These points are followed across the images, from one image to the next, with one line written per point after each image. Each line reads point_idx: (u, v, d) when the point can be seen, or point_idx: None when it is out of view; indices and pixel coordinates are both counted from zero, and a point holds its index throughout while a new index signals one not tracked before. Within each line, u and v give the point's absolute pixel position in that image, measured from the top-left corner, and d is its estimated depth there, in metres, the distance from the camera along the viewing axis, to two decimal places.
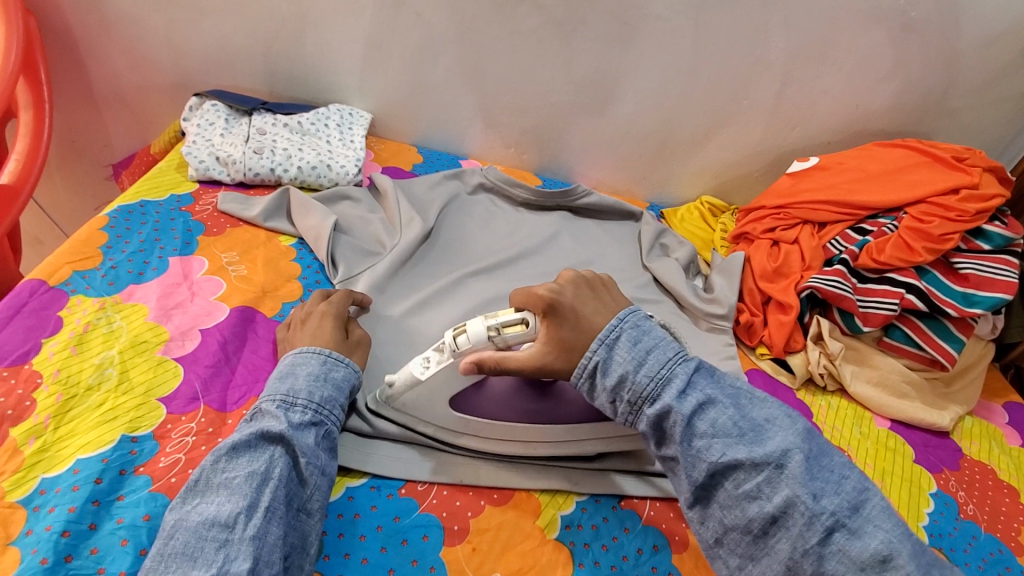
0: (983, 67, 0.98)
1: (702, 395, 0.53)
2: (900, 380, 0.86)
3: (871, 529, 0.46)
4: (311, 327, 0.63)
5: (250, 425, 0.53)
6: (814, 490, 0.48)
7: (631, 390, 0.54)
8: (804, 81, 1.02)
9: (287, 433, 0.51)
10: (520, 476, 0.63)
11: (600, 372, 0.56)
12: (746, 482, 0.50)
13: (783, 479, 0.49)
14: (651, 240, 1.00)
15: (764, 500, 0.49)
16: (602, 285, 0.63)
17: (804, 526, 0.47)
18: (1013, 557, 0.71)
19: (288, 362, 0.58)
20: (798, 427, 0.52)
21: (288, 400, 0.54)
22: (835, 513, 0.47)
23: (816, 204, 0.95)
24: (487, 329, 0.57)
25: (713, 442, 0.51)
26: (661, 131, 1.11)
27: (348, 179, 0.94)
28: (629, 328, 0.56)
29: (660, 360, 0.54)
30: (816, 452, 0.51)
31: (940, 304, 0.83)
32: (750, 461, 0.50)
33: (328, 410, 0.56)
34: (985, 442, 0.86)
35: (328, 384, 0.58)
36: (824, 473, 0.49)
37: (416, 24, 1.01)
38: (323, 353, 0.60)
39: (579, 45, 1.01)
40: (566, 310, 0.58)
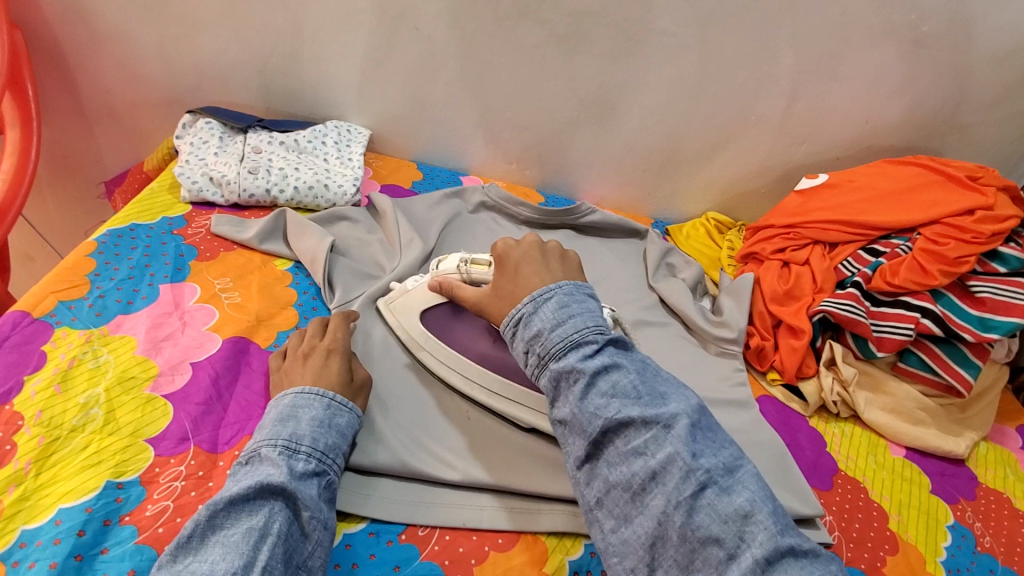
0: (995, 83, 0.96)
1: (608, 359, 0.53)
2: (914, 407, 0.83)
3: (738, 489, 0.47)
4: (316, 363, 0.62)
5: (250, 473, 0.51)
6: (694, 450, 0.48)
7: (542, 345, 0.55)
8: (812, 97, 1.00)
9: (289, 484, 0.49)
10: (526, 517, 0.60)
11: (523, 325, 0.57)
12: (635, 438, 0.50)
13: (668, 437, 0.49)
14: (657, 260, 0.98)
15: (649, 456, 0.48)
16: (556, 253, 0.66)
17: (679, 480, 0.46)
18: None
19: (290, 404, 0.56)
20: (693, 401, 0.53)
21: (291, 446, 0.52)
22: (709, 471, 0.47)
23: (827, 224, 0.92)
24: (459, 261, 0.70)
25: (611, 400, 0.51)
26: (665, 147, 1.08)
27: (345, 199, 0.91)
28: (560, 293, 0.57)
29: (578, 324, 0.55)
30: (703, 423, 0.51)
31: (957, 329, 0.80)
32: (642, 418, 0.50)
33: (331, 459, 0.54)
34: (1001, 469, 0.84)
35: (332, 430, 0.56)
36: (706, 440, 0.50)
37: (416, 39, 0.99)
38: (328, 397, 0.58)
39: (582, 61, 0.98)
40: (510, 262, 0.64)
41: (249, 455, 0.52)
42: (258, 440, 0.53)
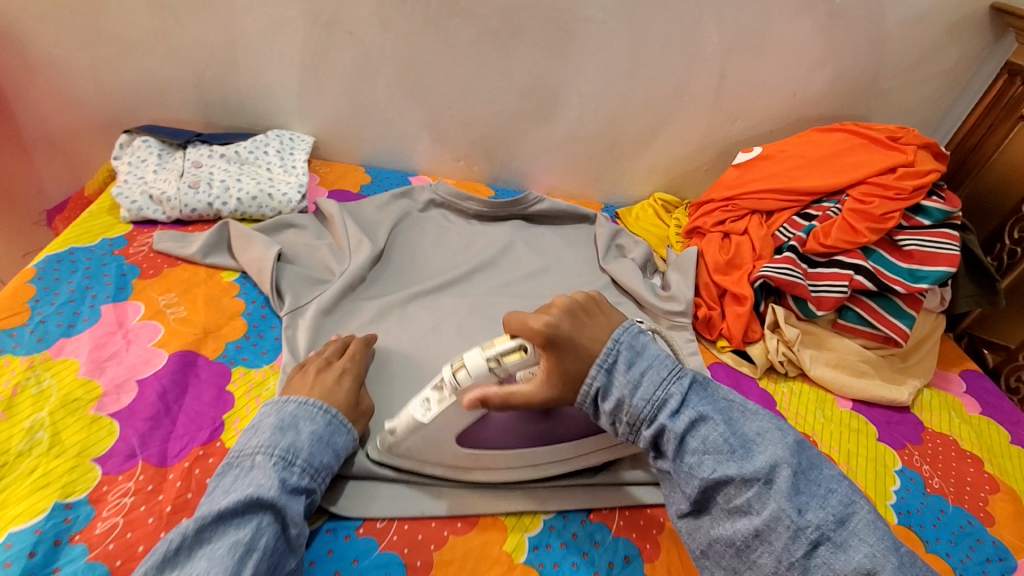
0: (911, 47, 1.00)
1: (694, 413, 0.54)
2: (857, 359, 0.87)
3: (854, 543, 0.48)
4: (327, 380, 0.62)
5: (242, 479, 0.51)
6: (800, 505, 0.49)
7: (627, 411, 0.56)
8: (740, 74, 1.03)
9: (279, 498, 0.50)
10: (485, 500, 0.62)
11: (601, 396, 0.57)
12: (737, 496, 0.51)
13: (770, 494, 0.50)
14: (606, 242, 1.00)
15: (754, 515, 0.50)
16: (592, 305, 0.60)
17: (789, 540, 0.48)
18: (984, 527, 0.72)
19: (292, 412, 0.58)
20: (789, 441, 0.53)
21: (286, 458, 0.53)
22: (820, 527, 0.49)
23: (762, 193, 0.96)
24: (485, 359, 0.55)
25: (704, 458, 0.53)
26: (608, 133, 1.11)
27: (291, 206, 0.91)
28: (626, 347, 0.57)
29: (655, 381, 0.55)
30: (803, 467, 0.52)
31: (888, 282, 0.84)
32: (740, 477, 0.51)
33: (321, 477, 0.55)
34: (945, 413, 0.88)
35: (328, 448, 0.57)
36: (809, 487, 0.51)
37: (350, 43, 0.99)
38: (331, 414, 0.59)
39: (517, 53, 1.00)
40: (563, 341, 0.56)
41: (244, 458, 0.53)
42: (256, 444, 0.54)
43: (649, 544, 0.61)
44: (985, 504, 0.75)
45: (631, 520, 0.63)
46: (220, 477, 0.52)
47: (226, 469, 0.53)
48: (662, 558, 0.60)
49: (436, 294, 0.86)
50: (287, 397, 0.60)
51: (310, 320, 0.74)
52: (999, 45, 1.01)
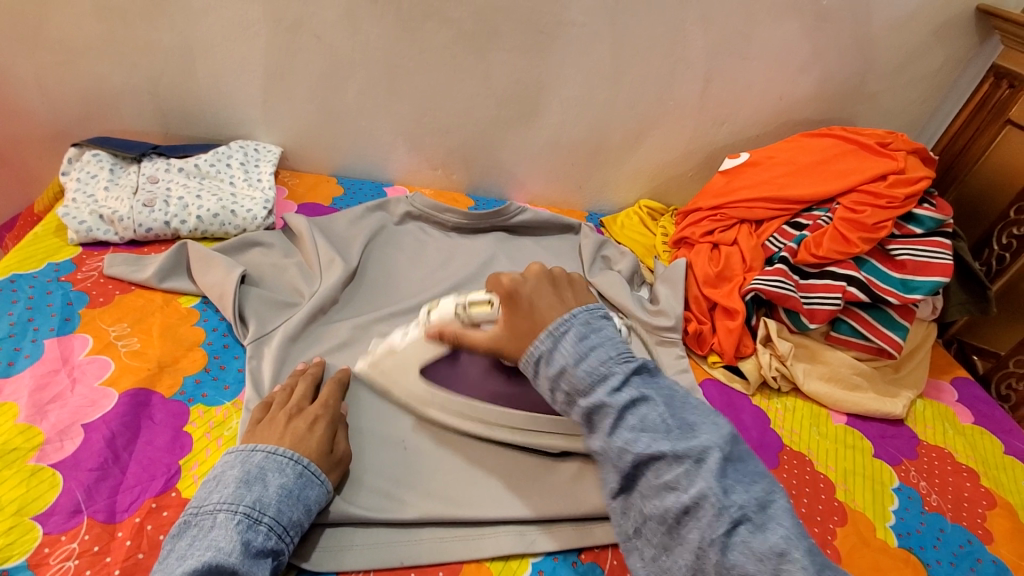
0: (897, 49, 0.98)
1: (635, 391, 0.52)
2: (850, 372, 0.85)
3: (773, 526, 0.46)
4: (299, 428, 0.57)
5: (200, 540, 0.46)
6: (726, 485, 0.47)
7: (568, 381, 0.53)
8: (726, 78, 1.00)
9: (241, 565, 0.45)
10: (469, 543, 0.57)
11: (544, 362, 0.54)
12: (667, 472, 0.49)
13: (700, 473, 0.48)
14: (591, 253, 0.96)
15: (681, 491, 0.48)
16: (565, 280, 0.63)
17: (713, 517, 0.46)
18: (983, 546, 0.70)
19: (259, 463, 0.52)
20: (726, 431, 0.51)
21: (251, 516, 0.48)
22: (743, 507, 0.46)
23: (751, 202, 0.93)
24: (454, 305, 0.66)
25: (641, 435, 0.50)
26: (590, 139, 1.07)
27: (257, 223, 0.86)
28: (579, 324, 0.55)
29: (601, 357, 0.53)
30: (735, 454, 0.50)
31: (881, 293, 0.81)
32: (673, 453, 0.49)
33: (290, 536, 0.50)
34: (938, 424, 0.86)
35: (300, 503, 0.51)
36: (739, 473, 0.49)
37: (318, 48, 0.94)
38: (303, 464, 0.54)
39: (495, 57, 0.96)
40: (522, 299, 0.59)
41: (204, 515, 0.48)
42: (218, 500, 0.49)
43: None
44: (983, 520, 0.73)
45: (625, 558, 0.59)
46: (176, 537, 0.48)
47: (184, 526, 0.48)
48: None
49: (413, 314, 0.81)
50: (254, 444, 0.54)
51: (278, 349, 0.69)
52: (984, 48, 0.99)
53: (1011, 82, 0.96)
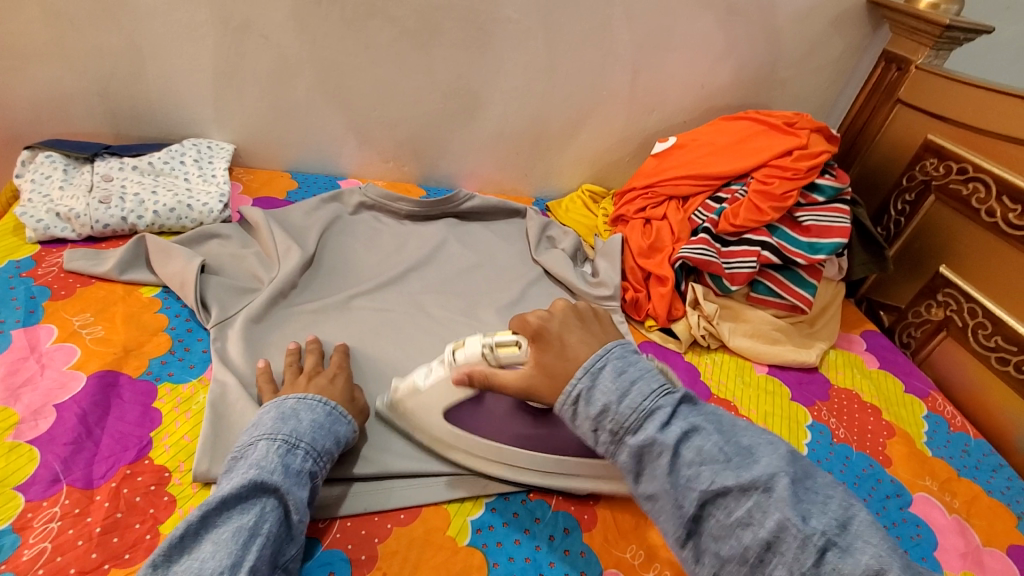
0: (802, 39, 1.09)
1: (685, 423, 0.53)
2: (770, 328, 0.95)
3: (860, 545, 0.46)
4: (320, 382, 0.65)
5: (243, 464, 0.53)
6: (802, 511, 0.47)
7: (613, 419, 0.54)
8: (652, 68, 1.09)
9: (282, 481, 0.52)
10: (427, 491, 0.64)
11: (583, 401, 0.56)
12: (737, 507, 0.49)
13: (771, 502, 0.48)
14: (537, 234, 1.03)
15: (757, 525, 0.48)
16: (591, 315, 0.66)
17: (798, 549, 0.46)
18: (883, 468, 0.80)
19: (292, 405, 0.60)
20: (783, 450, 0.52)
21: (290, 442, 0.55)
22: (825, 532, 0.46)
23: (678, 180, 1.03)
24: (482, 345, 0.63)
25: (701, 469, 0.51)
26: (533, 128, 1.14)
27: (213, 217, 0.89)
28: (613, 358, 0.57)
29: (644, 390, 0.55)
30: (801, 475, 0.51)
31: (791, 255, 0.91)
32: (738, 486, 0.49)
33: (323, 461, 0.57)
34: (848, 370, 0.97)
35: (330, 434, 0.59)
36: (810, 494, 0.49)
37: (265, 47, 0.98)
38: (331, 406, 0.62)
39: (437, 53, 1.02)
40: (551, 336, 0.62)
41: (247, 447, 0.55)
42: (259, 433, 0.56)
43: (586, 515, 0.65)
44: (884, 448, 0.83)
45: (570, 495, 0.67)
46: (223, 470, 0.54)
47: (229, 461, 0.55)
48: (600, 526, 0.64)
49: (372, 295, 0.87)
50: (284, 395, 0.62)
51: (240, 329, 0.73)
52: (876, 36, 1.11)
53: (899, 65, 1.09)
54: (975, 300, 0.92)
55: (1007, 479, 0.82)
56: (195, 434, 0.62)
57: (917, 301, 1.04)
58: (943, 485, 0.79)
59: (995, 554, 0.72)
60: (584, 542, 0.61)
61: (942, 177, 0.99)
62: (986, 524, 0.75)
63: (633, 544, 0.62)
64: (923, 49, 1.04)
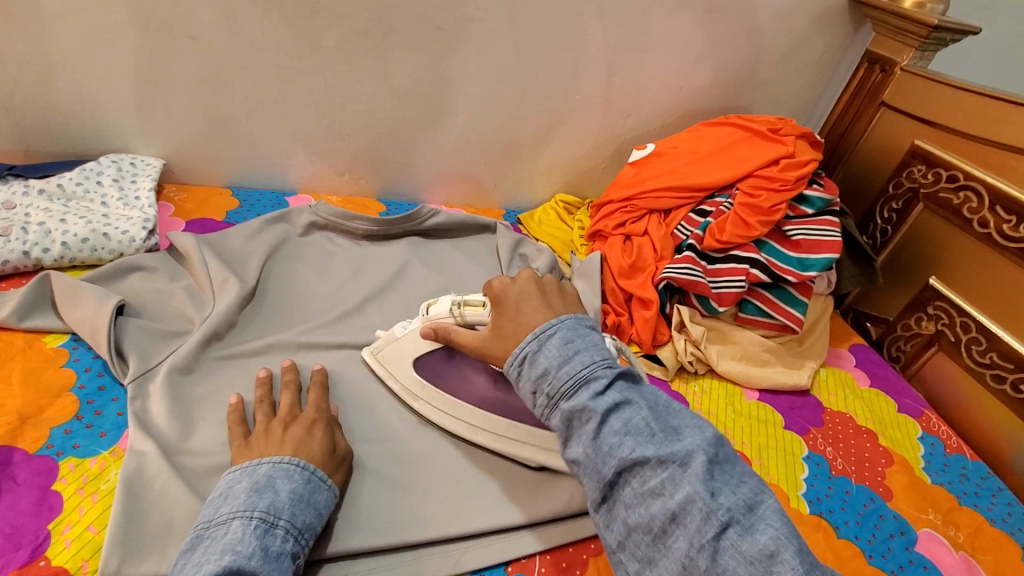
0: (783, 39, 1.03)
1: (619, 394, 0.49)
2: (759, 350, 0.89)
3: (762, 527, 0.42)
4: (298, 432, 0.57)
5: (215, 547, 0.45)
6: (712, 488, 0.44)
7: (551, 384, 0.50)
8: (627, 70, 1.01)
9: (261, 567, 0.44)
10: (388, 574, 0.55)
11: (529, 363, 0.52)
12: (651, 478, 0.45)
13: (685, 476, 0.44)
14: (509, 252, 0.95)
15: (666, 497, 0.44)
16: (554, 286, 0.62)
17: (701, 521, 0.42)
18: (885, 502, 0.75)
19: (266, 473, 0.52)
20: (710, 433, 0.48)
21: (267, 521, 0.47)
22: (730, 510, 0.43)
23: (659, 192, 0.96)
24: (451, 304, 0.66)
25: (624, 439, 0.46)
26: (501, 136, 1.05)
27: (136, 246, 0.78)
28: (563, 328, 0.53)
29: (584, 359, 0.51)
30: (720, 457, 0.47)
31: (781, 273, 0.85)
32: (657, 457, 0.45)
33: (304, 540, 0.50)
34: (840, 390, 0.92)
35: (311, 507, 0.51)
36: (725, 475, 0.46)
37: (195, 50, 0.86)
38: (310, 470, 0.54)
39: (393, 55, 0.92)
40: (508, 304, 0.59)
41: (218, 526, 0.47)
42: (231, 510, 0.48)
43: None
44: (883, 478, 0.78)
45: (552, 565, 0.59)
46: (189, 552, 0.45)
47: (196, 541, 0.46)
48: None
49: (325, 330, 0.77)
50: (256, 459, 0.53)
51: (166, 384, 0.63)
52: (858, 36, 1.07)
53: (882, 67, 1.04)
54: (967, 314, 0.88)
55: (1008, 505, 0.78)
56: (103, 523, 0.52)
57: (905, 314, 1.00)
58: (946, 518, 0.75)
59: None
60: None
61: (930, 185, 0.95)
62: (992, 559, 0.71)
63: None
64: (908, 50, 0.99)
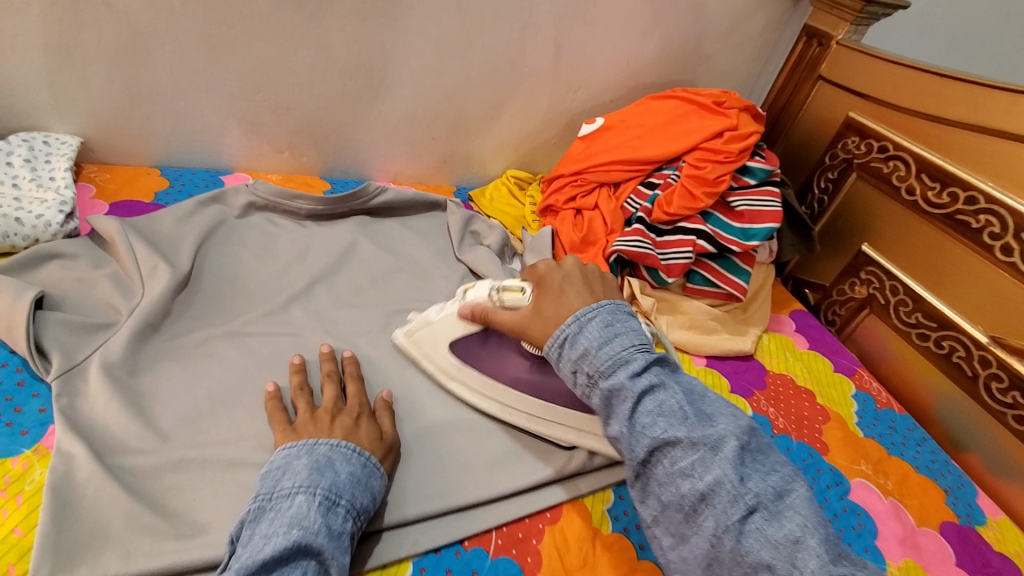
0: (726, 13, 1.05)
1: (654, 378, 0.51)
2: (706, 318, 0.92)
3: (790, 514, 0.45)
4: (346, 422, 0.58)
5: (282, 520, 0.46)
6: (742, 473, 0.46)
7: (591, 363, 0.53)
8: (575, 43, 1.00)
9: (326, 546, 0.46)
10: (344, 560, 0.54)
11: (569, 344, 0.55)
12: (682, 459, 0.48)
13: (715, 460, 0.47)
14: (460, 230, 0.93)
15: (696, 478, 0.47)
16: (598, 273, 0.63)
17: (728, 503, 0.45)
18: (822, 457, 0.80)
19: (326, 453, 0.53)
20: (744, 422, 0.50)
21: (330, 499, 0.49)
22: (759, 495, 0.45)
23: (608, 165, 0.96)
24: (490, 287, 0.68)
25: (657, 420, 0.49)
26: (449, 111, 1.03)
27: (51, 231, 0.72)
28: (605, 312, 0.56)
29: (624, 342, 0.53)
30: (752, 444, 0.49)
31: (725, 243, 0.88)
32: (688, 439, 0.48)
33: (361, 521, 0.51)
34: (781, 354, 0.96)
35: (367, 490, 0.53)
36: (755, 462, 0.48)
37: (110, 17, 0.79)
38: (365, 455, 0.55)
39: (331, 24, 0.87)
40: (552, 284, 0.62)
41: (281, 499, 0.48)
42: (293, 485, 0.49)
43: (530, 558, 0.58)
44: (821, 434, 0.83)
45: (509, 537, 0.60)
46: (254, 523, 0.47)
47: (260, 513, 0.48)
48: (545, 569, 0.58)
49: (270, 317, 0.74)
50: (312, 439, 0.55)
51: (100, 379, 0.59)
52: (797, 11, 1.09)
53: (820, 40, 1.07)
54: (896, 278, 0.94)
55: (931, 453, 0.85)
56: (30, 526, 0.49)
57: (840, 279, 1.05)
58: (877, 468, 0.80)
59: (929, 534, 0.73)
60: None
61: (863, 155, 0.99)
62: (918, 503, 0.77)
63: None
64: (843, 24, 1.02)
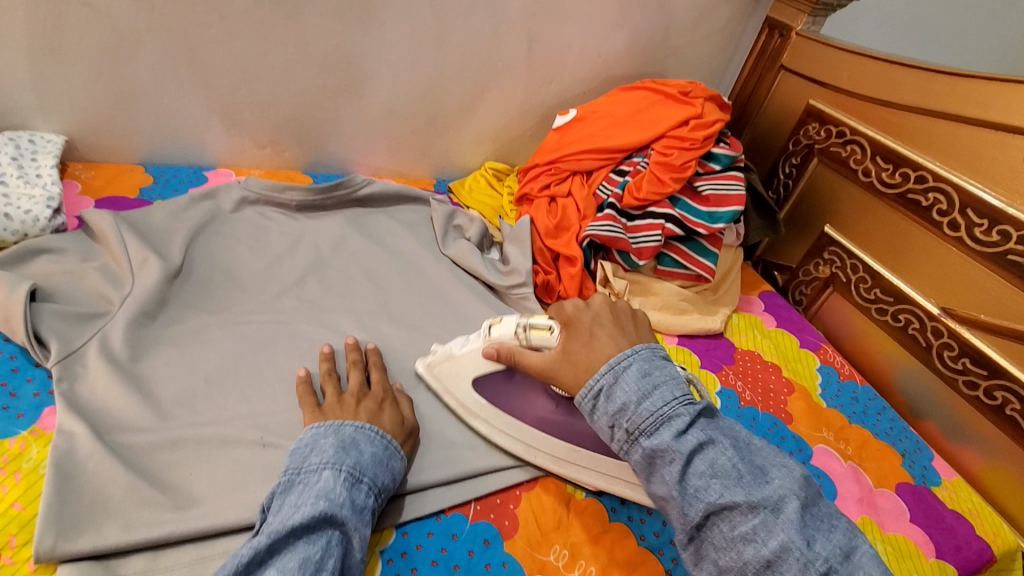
0: (691, 7, 1.09)
1: (702, 434, 0.50)
2: (678, 299, 0.96)
3: None
4: (370, 406, 0.61)
5: (310, 492, 0.50)
6: (806, 536, 0.46)
7: (631, 419, 0.51)
8: (547, 37, 1.04)
9: (349, 518, 0.50)
10: None
11: (604, 397, 0.54)
12: (741, 523, 0.47)
13: (777, 522, 0.46)
14: (443, 224, 0.96)
15: (760, 543, 0.46)
16: (627, 313, 0.64)
17: (798, 571, 0.44)
18: (786, 426, 0.84)
19: (351, 433, 0.57)
20: (797, 475, 0.50)
21: (354, 476, 0.53)
22: (827, 559, 0.45)
23: (580, 154, 1.00)
24: (516, 325, 0.66)
25: (711, 482, 0.48)
26: (427, 105, 1.06)
27: (39, 226, 0.74)
28: (639, 360, 0.55)
29: (665, 397, 0.52)
30: (809, 500, 0.49)
31: (692, 226, 0.92)
32: (748, 503, 0.47)
33: (381, 498, 0.55)
34: (750, 332, 1.00)
35: (388, 470, 0.56)
36: (816, 521, 0.48)
37: (92, 17, 0.81)
38: (388, 438, 0.59)
39: (309, 21, 0.90)
40: (581, 326, 0.61)
41: (310, 473, 0.52)
42: (321, 461, 0.53)
43: (507, 521, 0.62)
44: (786, 405, 0.87)
45: (488, 503, 0.64)
46: (284, 493, 0.51)
47: (289, 484, 0.51)
48: (522, 532, 0.61)
49: (256, 305, 0.77)
50: (339, 420, 0.58)
51: (95, 364, 0.62)
52: (760, 4, 1.14)
53: (781, 32, 1.11)
54: (856, 257, 0.99)
55: (890, 420, 0.89)
56: (29, 500, 0.51)
57: (806, 260, 1.09)
58: (838, 435, 0.85)
59: (886, 494, 0.78)
60: (506, 551, 0.59)
61: (823, 141, 1.04)
62: (875, 466, 0.81)
63: (556, 544, 0.61)
64: (801, 16, 1.07)
